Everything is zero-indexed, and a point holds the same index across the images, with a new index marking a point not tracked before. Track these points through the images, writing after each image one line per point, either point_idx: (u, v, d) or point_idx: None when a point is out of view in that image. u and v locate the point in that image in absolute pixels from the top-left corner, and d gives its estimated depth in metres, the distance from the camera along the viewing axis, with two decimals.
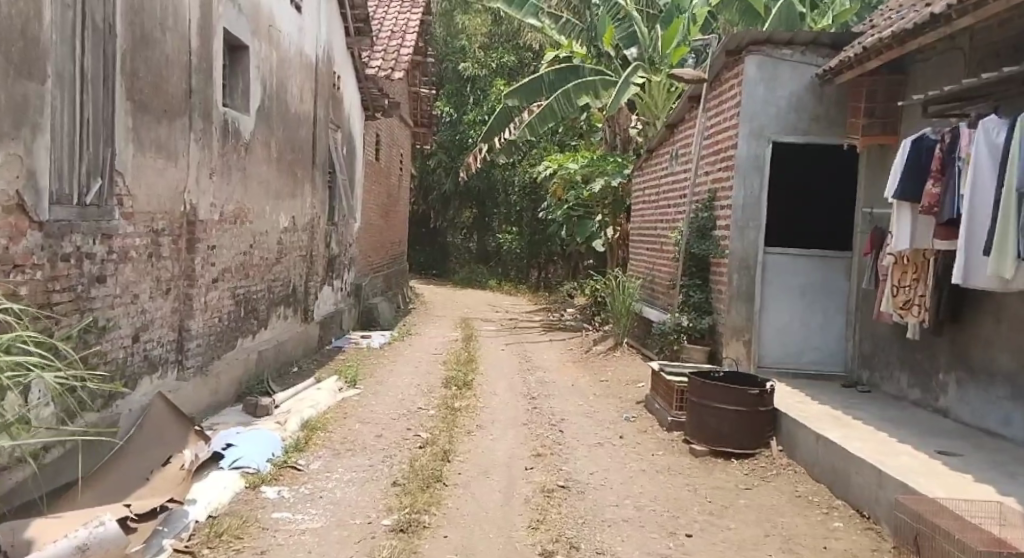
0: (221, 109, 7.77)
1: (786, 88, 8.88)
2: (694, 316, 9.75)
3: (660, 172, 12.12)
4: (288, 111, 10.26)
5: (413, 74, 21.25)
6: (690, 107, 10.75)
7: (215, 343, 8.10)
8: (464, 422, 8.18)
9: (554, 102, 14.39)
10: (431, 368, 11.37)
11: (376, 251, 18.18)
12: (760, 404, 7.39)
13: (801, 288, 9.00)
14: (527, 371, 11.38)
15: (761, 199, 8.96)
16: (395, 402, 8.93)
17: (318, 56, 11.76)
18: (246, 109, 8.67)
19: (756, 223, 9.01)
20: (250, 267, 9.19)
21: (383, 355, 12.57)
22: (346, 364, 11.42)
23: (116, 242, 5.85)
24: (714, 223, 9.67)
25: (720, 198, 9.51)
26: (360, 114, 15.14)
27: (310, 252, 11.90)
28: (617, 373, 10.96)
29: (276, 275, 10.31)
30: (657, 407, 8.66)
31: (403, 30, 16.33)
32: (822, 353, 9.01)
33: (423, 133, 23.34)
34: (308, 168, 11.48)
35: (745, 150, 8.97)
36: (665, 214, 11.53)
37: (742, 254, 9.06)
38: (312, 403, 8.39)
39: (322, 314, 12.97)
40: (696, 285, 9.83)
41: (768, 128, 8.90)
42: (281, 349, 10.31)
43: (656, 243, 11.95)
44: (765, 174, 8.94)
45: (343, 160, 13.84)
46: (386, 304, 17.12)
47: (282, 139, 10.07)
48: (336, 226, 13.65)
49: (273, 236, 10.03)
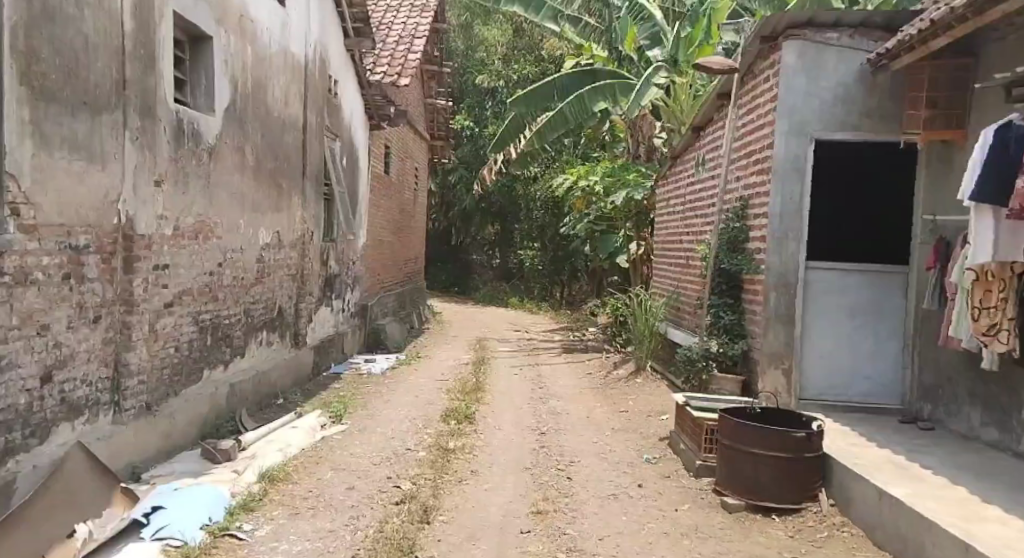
0: (173, 108, 6.98)
1: (831, 79, 7.65)
2: (725, 340, 8.28)
3: (687, 180, 10.79)
4: (267, 115, 9.23)
5: (429, 84, 20.34)
6: (720, 106, 9.47)
7: (169, 379, 7.03)
8: (456, 468, 7.00)
9: (567, 108, 13.16)
10: (433, 399, 10.19)
11: (387, 270, 17.18)
12: (806, 449, 6.08)
13: (849, 310, 7.72)
14: (539, 400, 10.15)
15: (803, 206, 7.69)
16: (381, 442, 7.77)
17: (308, 56, 10.73)
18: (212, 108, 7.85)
19: (797, 234, 7.73)
20: (217, 287, 8.09)
21: (385, 383, 11.42)
22: (340, 394, 10.27)
23: (10, 261, 5.12)
24: (747, 235, 8.27)
25: (754, 205, 8.19)
26: (362, 121, 14.05)
27: (301, 270, 10.80)
28: (639, 403, 9.68)
29: (256, 297, 9.21)
30: (682, 447, 7.35)
31: (411, 34, 15.15)
32: (873, 383, 7.72)
33: (441, 146, 22.26)
34: (296, 178, 10.40)
35: (784, 150, 7.73)
36: (691, 226, 10.26)
37: (781, 270, 7.76)
38: (280, 445, 7.23)
39: (318, 338, 11.87)
40: (726, 305, 8.37)
41: (810, 124, 7.68)
42: (263, 381, 9.22)
43: (680, 259, 10.71)
44: (807, 178, 7.68)
45: (343, 172, 12.80)
46: (394, 325, 15.98)
47: (259, 144, 9.01)
48: (335, 243, 12.56)
49: (250, 254, 8.94)
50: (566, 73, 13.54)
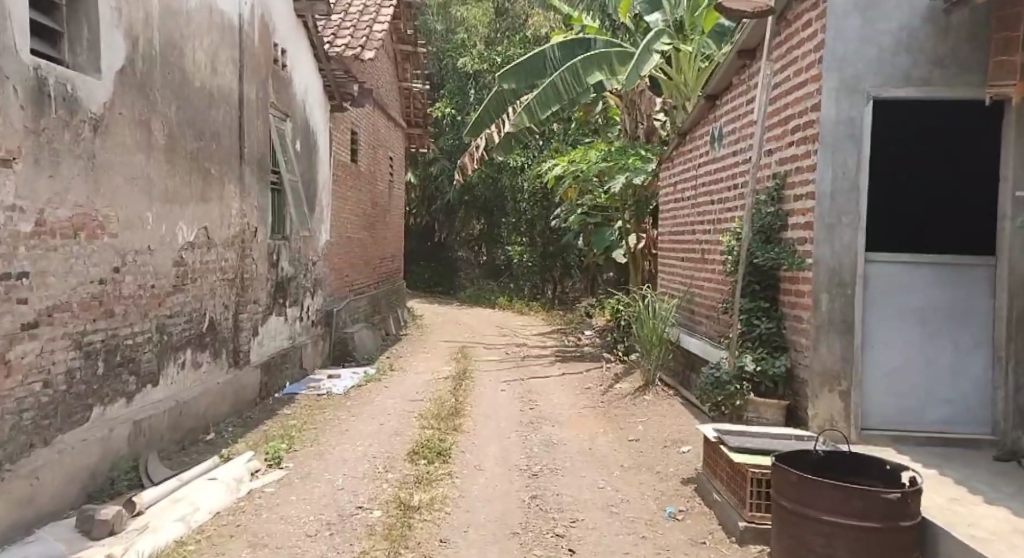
0: (42, 66, 5.48)
1: (892, 19, 5.64)
2: (763, 354, 6.19)
3: (698, 161, 8.93)
4: (183, 84, 7.46)
5: (404, 66, 18.58)
6: (740, 68, 7.45)
7: (31, 428, 5.43)
8: (416, 537, 5.24)
9: (558, 80, 11.40)
10: (401, 426, 8.42)
11: (359, 272, 15.39)
12: (900, 515, 4.29)
13: (919, 312, 5.76)
14: (528, 426, 8.39)
15: (860, 183, 5.67)
16: (324, 498, 6.00)
17: (244, 19, 8.95)
18: (110, 63, 6.20)
19: (853, 218, 5.70)
20: (110, 300, 6.33)
21: (347, 405, 9.65)
22: (288, 423, 8.49)
23: None
24: (785, 223, 6.25)
25: (792, 183, 6.15)
26: (321, 102, 12.29)
27: (239, 275, 8.97)
28: (649, 428, 7.90)
29: (174, 310, 7.42)
30: (718, 497, 5.57)
31: (376, 4, 13.29)
32: (953, 408, 5.74)
33: (419, 135, 20.51)
34: (229, 162, 8.60)
35: (833, 113, 5.67)
36: (706, 214, 8.51)
37: (834, 267, 5.74)
38: (181, 512, 5.51)
39: (268, 353, 10.09)
40: (762, 311, 6.32)
41: (866, 80, 5.65)
42: (184, 414, 7.41)
43: (694, 253, 8.96)
44: (864, 148, 5.66)
45: (296, 159, 10.99)
46: (366, 332, 14.20)
47: (169, 120, 7.19)
48: (287, 241, 10.75)
49: (161, 256, 7.12)
50: (558, 42, 11.85)
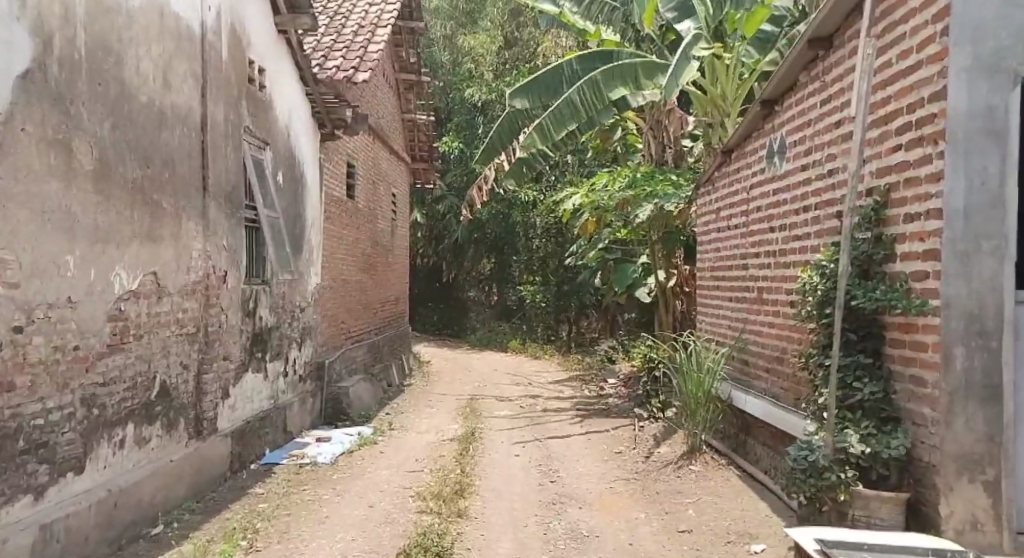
0: None
1: None
2: (871, 430, 4.76)
3: (750, 183, 7.44)
4: (122, 96, 6.05)
5: (407, 97, 17.24)
6: (810, 61, 6.04)
7: None
8: None
9: (575, 95, 10.00)
10: (396, 510, 6.89)
11: (358, 318, 13.91)
12: None
13: None
14: (553, 509, 6.80)
15: (1006, 195, 4.35)
16: None
17: (207, 24, 7.57)
18: (7, 63, 4.91)
19: (995, 242, 4.35)
20: (10, 369, 4.95)
21: (336, 479, 8.13)
22: (260, 509, 6.96)
23: None
24: (892, 253, 4.82)
25: (898, 198, 4.78)
26: (309, 129, 10.92)
27: (203, 328, 7.51)
28: (706, 513, 6.34)
29: (107, 376, 5.89)
30: None
31: (372, 23, 11.93)
32: None
33: (424, 169, 19.14)
34: (188, 194, 7.17)
35: (966, 103, 4.34)
36: (763, 246, 7.02)
37: (970, 307, 4.34)
38: None
39: (243, 417, 8.59)
40: (861, 370, 4.89)
41: (1010, 53, 4.37)
42: (119, 505, 5.88)
43: (747, 292, 7.45)
44: (1009, 147, 4.37)
45: (279, 192, 9.62)
46: (364, 386, 12.67)
47: (101, 141, 5.78)
48: (268, 286, 9.32)
49: (88, 310, 5.65)
50: (574, 55, 10.45)
